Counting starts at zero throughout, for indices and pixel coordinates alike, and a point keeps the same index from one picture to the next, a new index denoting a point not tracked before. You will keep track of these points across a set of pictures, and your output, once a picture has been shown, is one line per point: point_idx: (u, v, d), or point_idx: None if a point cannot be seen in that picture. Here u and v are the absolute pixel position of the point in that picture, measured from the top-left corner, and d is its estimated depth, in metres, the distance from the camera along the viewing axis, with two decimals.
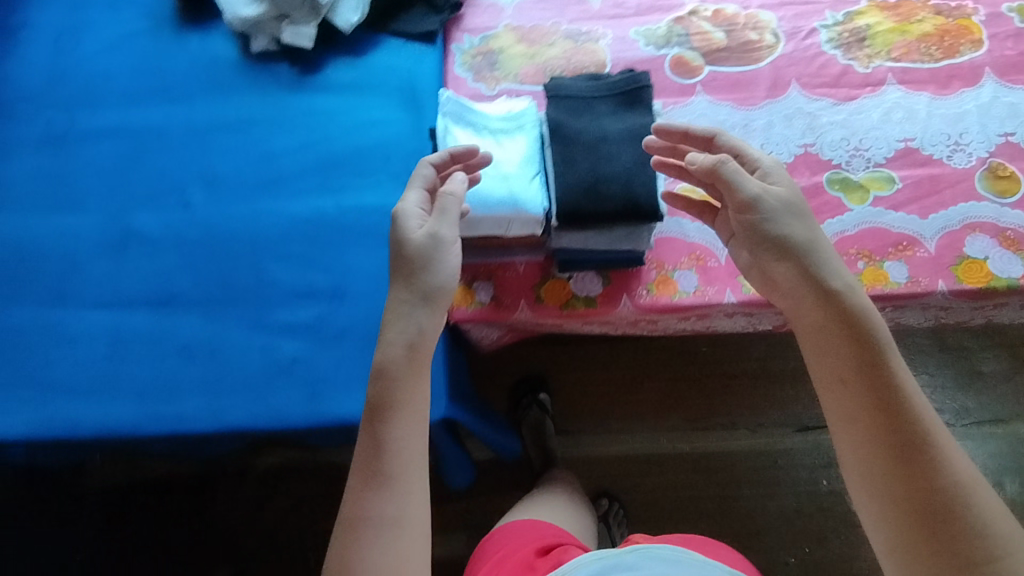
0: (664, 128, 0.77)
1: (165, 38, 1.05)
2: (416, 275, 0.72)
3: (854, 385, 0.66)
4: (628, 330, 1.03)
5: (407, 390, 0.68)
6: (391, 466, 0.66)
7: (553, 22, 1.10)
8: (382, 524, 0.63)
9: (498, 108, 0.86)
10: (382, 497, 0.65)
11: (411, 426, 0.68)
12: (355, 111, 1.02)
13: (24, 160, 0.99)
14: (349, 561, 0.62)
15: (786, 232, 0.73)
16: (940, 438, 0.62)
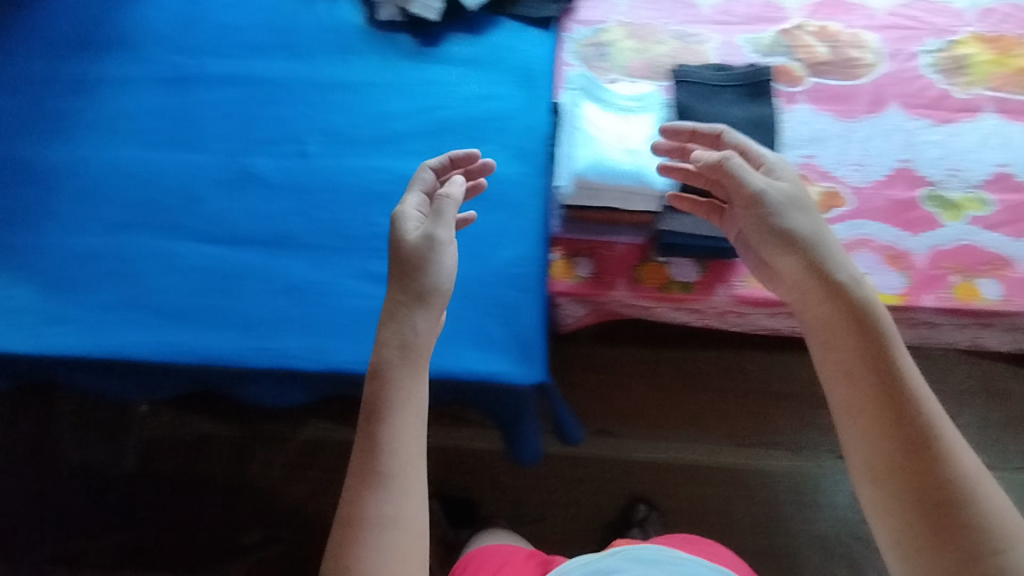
0: (672, 127, 0.80)
1: (295, 1, 1.11)
2: (412, 277, 0.78)
3: (857, 380, 0.66)
4: (713, 323, 1.04)
5: (392, 389, 0.73)
6: (389, 465, 0.70)
7: (663, 22, 1.14)
8: (379, 524, 0.68)
9: (625, 90, 0.89)
10: (377, 496, 0.69)
11: (405, 421, 0.72)
12: (471, 83, 1.05)
13: (153, 98, 1.04)
14: (350, 558, 0.67)
15: (794, 225, 0.73)
16: (943, 433, 0.62)
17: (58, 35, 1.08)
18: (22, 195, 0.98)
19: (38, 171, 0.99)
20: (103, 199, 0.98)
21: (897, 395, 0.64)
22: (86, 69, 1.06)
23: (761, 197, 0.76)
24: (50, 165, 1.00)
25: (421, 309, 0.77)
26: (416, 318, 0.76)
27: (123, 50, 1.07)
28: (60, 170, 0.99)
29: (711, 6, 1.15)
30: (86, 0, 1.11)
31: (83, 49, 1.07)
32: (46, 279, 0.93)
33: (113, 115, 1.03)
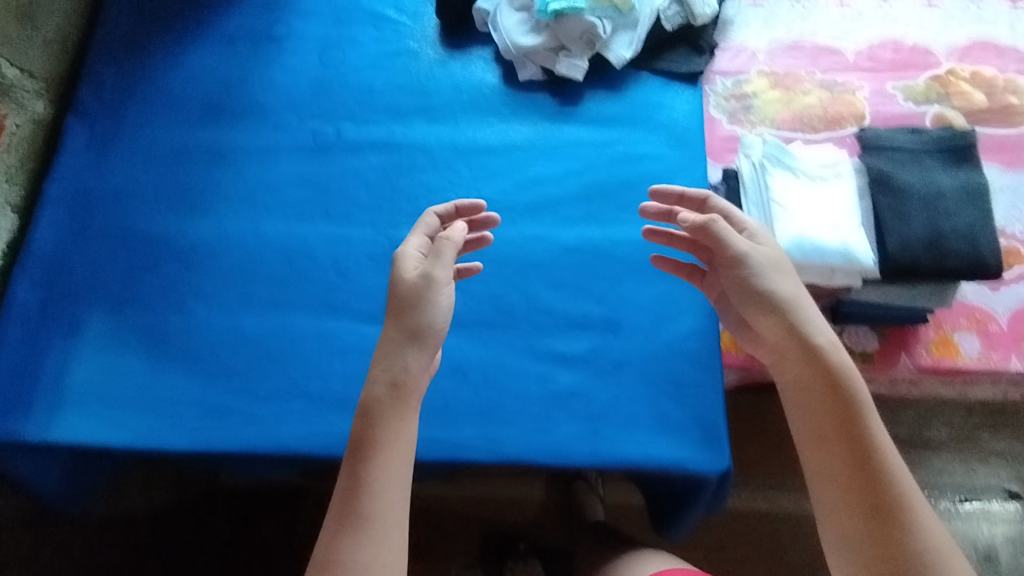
0: (660, 191, 0.82)
1: (429, 62, 1.07)
2: (406, 312, 0.73)
3: (833, 443, 0.67)
4: (882, 389, 0.99)
5: (379, 426, 0.69)
6: (370, 508, 0.66)
7: (807, 71, 1.09)
8: (351, 569, 0.63)
9: (809, 155, 0.84)
10: (358, 540, 0.64)
11: (389, 462, 0.68)
12: (619, 143, 1.01)
13: (292, 167, 1.01)
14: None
15: (773, 288, 0.72)
16: (911, 499, 0.63)
17: (191, 106, 1.06)
18: (164, 274, 0.94)
19: (179, 248, 0.96)
20: (250, 276, 0.94)
21: (865, 460, 0.65)
22: (222, 139, 1.03)
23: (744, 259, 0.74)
24: (191, 241, 0.96)
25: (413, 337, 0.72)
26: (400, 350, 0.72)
27: (260, 119, 1.05)
28: (201, 247, 0.96)
29: (856, 52, 1.10)
30: (214, 66, 1.08)
31: (219, 119, 1.05)
32: (201, 366, 0.89)
33: (253, 187, 1.00)
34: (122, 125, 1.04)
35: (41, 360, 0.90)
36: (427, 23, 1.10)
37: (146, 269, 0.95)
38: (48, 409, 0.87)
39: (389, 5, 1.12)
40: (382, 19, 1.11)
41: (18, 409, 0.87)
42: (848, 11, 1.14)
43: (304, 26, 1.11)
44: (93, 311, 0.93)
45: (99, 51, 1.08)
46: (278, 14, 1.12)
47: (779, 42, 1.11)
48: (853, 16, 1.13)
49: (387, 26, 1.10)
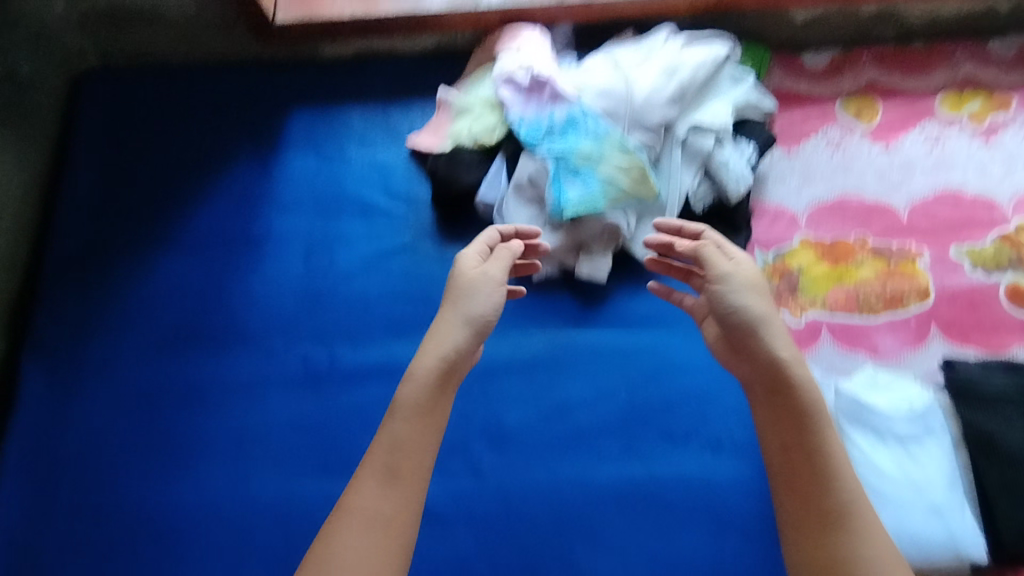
0: (662, 223, 0.76)
1: (429, 259, 0.94)
2: (459, 301, 0.68)
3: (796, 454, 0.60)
4: None
5: (423, 376, 0.63)
6: (399, 463, 0.60)
7: (857, 236, 0.96)
8: (371, 518, 0.57)
9: (894, 404, 0.71)
10: (384, 494, 0.58)
11: (425, 424, 0.62)
12: (654, 351, 0.88)
13: (283, 406, 0.88)
14: (327, 555, 0.55)
15: (747, 304, 0.66)
16: (867, 514, 0.57)
17: (160, 333, 0.93)
18: (142, 555, 0.82)
19: (158, 522, 0.83)
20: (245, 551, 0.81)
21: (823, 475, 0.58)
22: (200, 372, 0.91)
23: (726, 279, 0.68)
24: (172, 509, 0.84)
25: (460, 316, 0.67)
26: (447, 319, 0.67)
27: (243, 343, 0.92)
28: (184, 517, 0.83)
29: (908, 208, 0.97)
30: (185, 279, 0.95)
31: (195, 347, 0.92)
32: None
33: (241, 432, 0.87)
34: (88, 363, 0.92)
35: None
36: (423, 210, 0.96)
37: (123, 545, 0.83)
38: None
39: (378, 190, 0.98)
40: (371, 208, 0.97)
41: None
42: (896, 158, 1.00)
43: (284, 222, 0.98)
44: None
45: (57, 275, 0.96)
46: (253, 209, 0.99)
47: (821, 201, 0.99)
48: (902, 164, 0.99)
49: (378, 217, 0.97)
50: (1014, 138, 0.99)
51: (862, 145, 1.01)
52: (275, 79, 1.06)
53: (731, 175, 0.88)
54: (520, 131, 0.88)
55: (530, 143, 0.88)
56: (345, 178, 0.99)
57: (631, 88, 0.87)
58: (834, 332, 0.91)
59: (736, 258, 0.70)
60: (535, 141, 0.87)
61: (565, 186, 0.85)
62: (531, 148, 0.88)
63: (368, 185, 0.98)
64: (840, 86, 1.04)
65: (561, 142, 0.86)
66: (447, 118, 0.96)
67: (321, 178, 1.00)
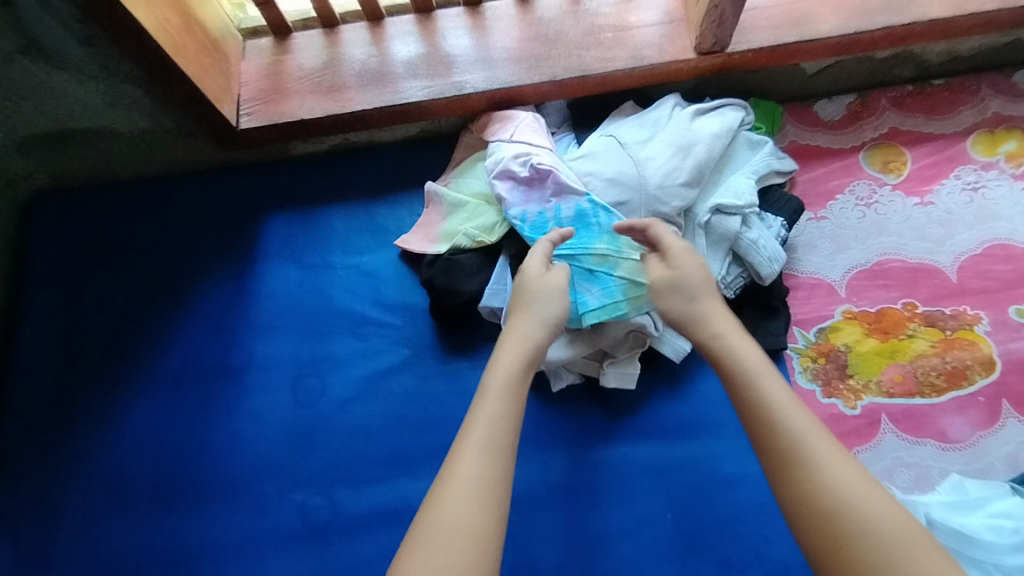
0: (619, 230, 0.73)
1: (434, 375, 0.84)
2: (531, 303, 0.68)
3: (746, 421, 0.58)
4: None
5: (513, 361, 0.63)
6: (495, 437, 0.57)
7: (905, 303, 0.87)
8: (470, 485, 0.54)
9: (994, 526, 0.61)
10: (484, 462, 0.55)
11: (513, 402, 0.60)
12: (699, 462, 0.77)
13: (282, 566, 0.77)
14: (425, 528, 0.52)
15: (669, 306, 0.67)
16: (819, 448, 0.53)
17: (135, 493, 0.81)
18: None
19: None
20: None
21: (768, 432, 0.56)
22: (184, 537, 0.79)
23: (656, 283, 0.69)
24: None
25: (533, 317, 0.67)
26: (521, 324, 0.67)
27: (231, 497, 0.80)
28: None
29: (956, 267, 0.88)
30: (162, 426, 0.84)
31: (177, 506, 0.80)
32: None
33: None
34: (54, 538, 0.80)
35: None
36: (421, 320, 0.86)
37: None
38: None
39: (369, 301, 0.88)
40: (364, 323, 0.87)
41: None
42: (934, 212, 0.91)
43: (268, 346, 0.87)
44: None
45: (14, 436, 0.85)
46: (231, 335, 0.88)
47: (860, 266, 0.89)
48: (942, 217, 0.91)
49: (372, 332, 0.87)
50: None
51: (893, 199, 0.93)
52: (246, 187, 0.96)
53: (762, 257, 0.79)
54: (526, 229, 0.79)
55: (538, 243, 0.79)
56: (332, 290, 0.89)
57: (645, 171, 0.78)
58: (894, 417, 0.81)
59: (667, 258, 0.69)
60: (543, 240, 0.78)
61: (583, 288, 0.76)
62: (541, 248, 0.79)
63: (358, 296, 0.89)
64: (861, 136, 0.97)
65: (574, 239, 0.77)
66: (439, 214, 0.86)
67: (306, 293, 0.90)
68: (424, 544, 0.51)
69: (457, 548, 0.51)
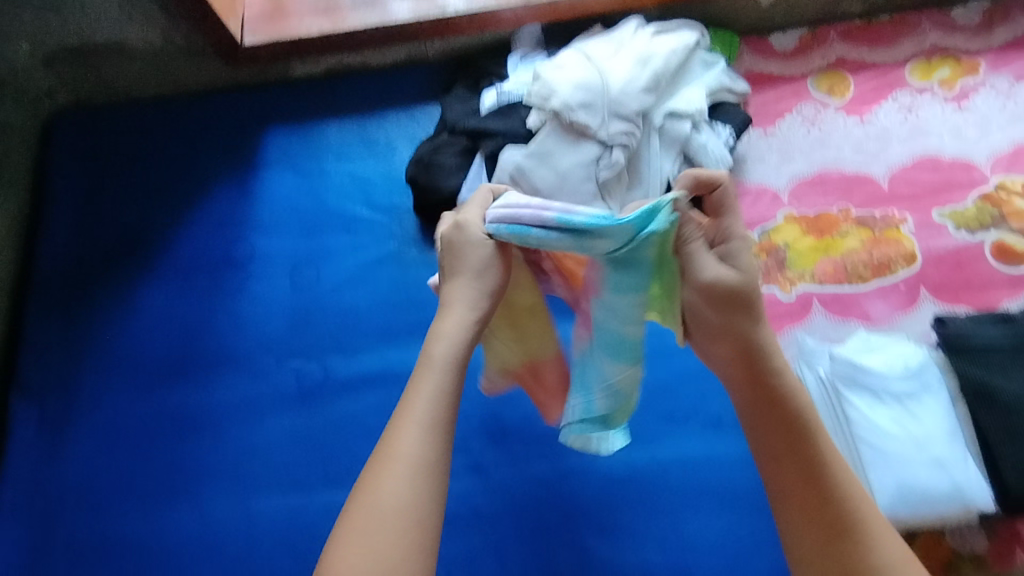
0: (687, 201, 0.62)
1: (415, 266, 0.94)
2: (457, 265, 0.65)
3: (786, 470, 0.58)
4: None
5: (451, 335, 0.62)
6: (435, 409, 0.59)
7: (840, 207, 0.97)
8: (411, 465, 0.57)
9: (889, 364, 0.71)
10: (424, 441, 0.58)
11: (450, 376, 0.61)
12: (647, 337, 0.88)
13: (280, 424, 0.87)
14: (367, 510, 0.55)
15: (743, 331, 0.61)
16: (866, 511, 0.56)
17: (147, 366, 0.91)
18: None
19: (160, 551, 0.82)
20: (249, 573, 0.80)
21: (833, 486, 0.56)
22: (192, 398, 0.89)
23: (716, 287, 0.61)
24: (174, 541, 0.82)
25: (466, 279, 0.64)
26: (456, 289, 0.65)
27: (233, 366, 0.91)
28: (189, 545, 0.82)
29: (888, 176, 0.98)
30: (172, 309, 0.94)
31: (185, 374, 0.90)
32: None
33: (239, 456, 0.86)
34: (75, 400, 0.90)
35: None
36: (407, 219, 0.97)
37: None
38: None
39: (360, 202, 0.98)
40: (355, 221, 0.97)
41: None
42: (872, 129, 1.01)
43: (267, 241, 0.97)
44: None
45: (40, 317, 0.94)
46: (233, 232, 0.98)
47: (802, 176, 0.99)
48: (878, 134, 1.01)
49: (361, 228, 0.97)
50: (985, 101, 1.01)
51: (836, 119, 1.02)
52: (248, 103, 1.06)
53: (709, 157, 0.89)
54: (537, 235, 0.63)
55: (579, 247, 0.62)
56: (326, 193, 0.99)
57: (606, 79, 0.87)
58: (825, 302, 0.91)
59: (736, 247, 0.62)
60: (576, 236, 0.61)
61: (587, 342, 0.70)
62: (583, 252, 0.63)
63: (350, 197, 0.99)
64: (810, 65, 1.07)
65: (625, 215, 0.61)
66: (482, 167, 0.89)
67: (302, 196, 0.99)
68: (365, 525, 0.55)
69: (394, 527, 0.55)
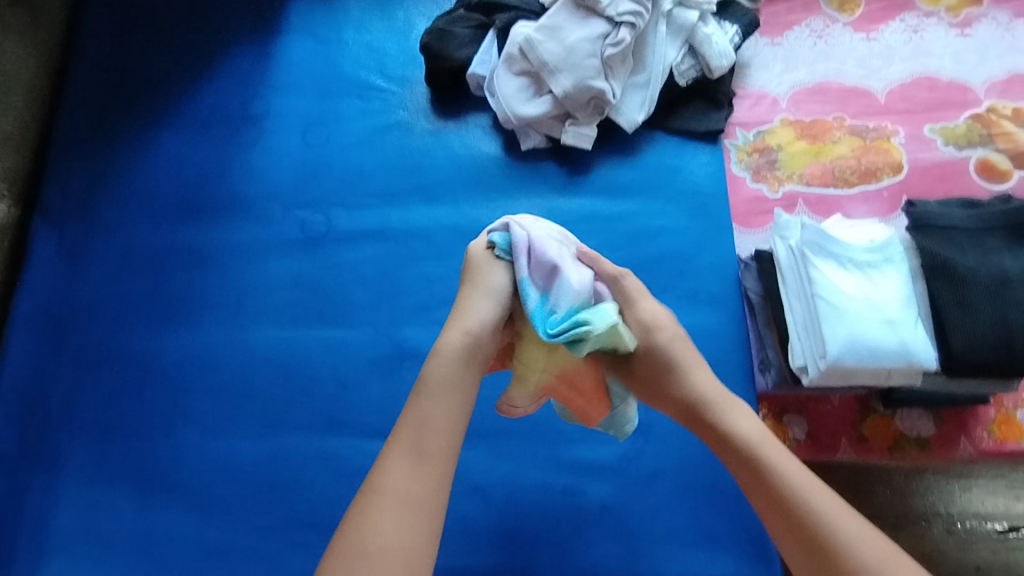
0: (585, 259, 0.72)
1: (422, 134, 0.98)
2: (470, 283, 0.69)
3: (769, 522, 0.61)
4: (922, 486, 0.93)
5: (454, 352, 0.64)
6: (429, 442, 0.59)
7: (836, 117, 1.00)
8: (401, 498, 0.56)
9: (855, 239, 0.76)
10: (414, 473, 0.57)
11: (444, 404, 0.62)
12: (635, 215, 0.92)
13: (283, 265, 0.92)
14: (359, 541, 0.53)
15: (674, 374, 0.67)
16: (837, 522, 0.58)
17: (162, 205, 0.96)
18: (149, 396, 0.87)
19: (165, 365, 0.88)
20: (245, 394, 0.86)
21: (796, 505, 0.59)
22: (204, 236, 0.95)
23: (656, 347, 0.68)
24: (178, 358, 0.88)
25: (479, 288, 0.68)
26: (470, 299, 0.67)
27: (242, 210, 0.96)
28: (190, 364, 0.88)
29: (886, 91, 1.01)
30: (189, 155, 0.99)
31: (197, 215, 0.96)
32: (196, 500, 0.81)
33: (242, 290, 0.91)
34: (94, 229, 0.95)
35: (19, 505, 0.82)
36: (418, 90, 1.00)
37: (131, 391, 0.87)
38: (36, 555, 0.80)
39: (374, 71, 1.02)
40: (368, 88, 1.01)
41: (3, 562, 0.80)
42: (876, 46, 1.04)
43: (283, 101, 1.02)
44: (75, 443, 0.85)
45: (63, 151, 0.99)
46: (251, 89, 1.02)
47: (803, 85, 1.02)
48: (882, 52, 1.03)
49: (373, 95, 1.01)
50: (987, 30, 1.03)
51: (843, 34, 1.05)
52: None
53: (713, 50, 0.93)
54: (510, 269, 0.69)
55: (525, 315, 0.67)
56: (342, 60, 1.03)
57: None
58: (809, 202, 0.95)
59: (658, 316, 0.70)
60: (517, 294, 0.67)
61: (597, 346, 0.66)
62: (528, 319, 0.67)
63: (365, 66, 1.03)
64: None
65: (555, 315, 0.66)
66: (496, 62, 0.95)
67: (320, 61, 1.03)
68: (351, 558, 0.53)
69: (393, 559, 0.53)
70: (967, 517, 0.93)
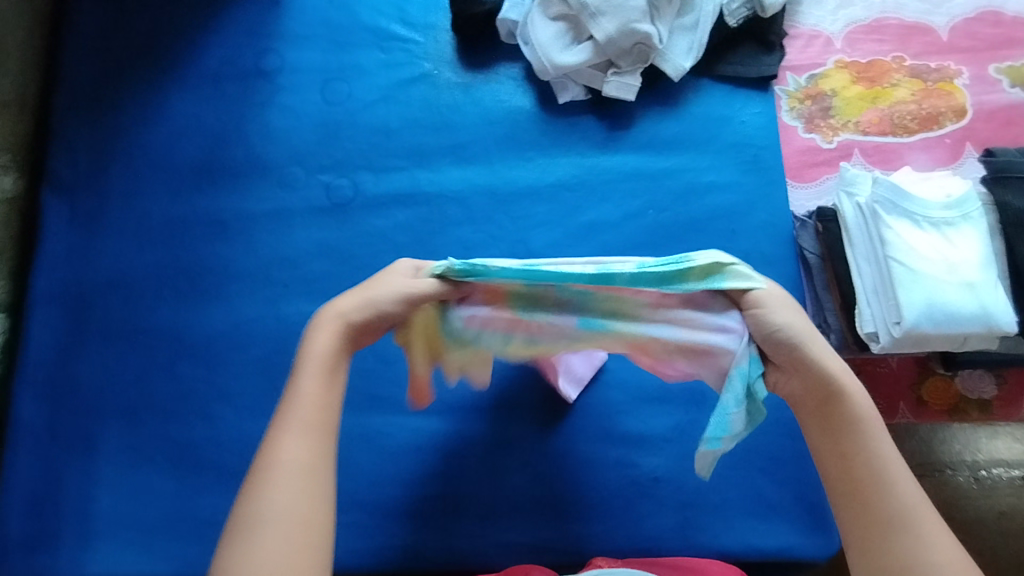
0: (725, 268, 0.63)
1: (449, 88, 0.91)
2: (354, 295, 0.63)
3: (848, 503, 0.57)
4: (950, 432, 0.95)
5: (331, 344, 0.61)
6: (314, 419, 0.58)
7: (894, 57, 0.93)
8: (290, 472, 0.55)
9: (931, 194, 0.70)
10: (301, 448, 0.56)
11: (324, 387, 0.59)
12: (683, 171, 0.86)
13: (309, 234, 0.87)
14: (251, 511, 0.54)
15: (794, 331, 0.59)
16: (924, 525, 0.55)
17: (176, 173, 0.90)
18: (180, 375, 0.83)
19: (193, 342, 0.84)
20: (279, 371, 0.83)
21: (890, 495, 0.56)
22: (223, 204, 0.89)
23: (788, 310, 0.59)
24: (207, 335, 0.85)
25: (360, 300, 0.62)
26: (345, 307, 0.61)
27: (262, 175, 0.90)
28: (219, 341, 0.84)
29: (948, 27, 0.93)
30: (201, 116, 0.92)
31: (214, 183, 0.90)
32: (237, 480, 0.79)
33: (268, 262, 0.87)
34: (107, 199, 0.90)
35: (57, 488, 0.81)
36: (443, 38, 0.93)
37: (161, 369, 0.84)
38: (80, 539, 0.78)
39: (394, 19, 0.94)
40: (389, 38, 0.94)
41: (47, 544, 0.78)
42: None
43: (298, 54, 0.94)
44: (107, 424, 0.82)
45: (66, 116, 0.92)
46: (263, 42, 0.95)
47: (859, 22, 0.94)
48: None
49: (395, 45, 0.93)
50: None
51: None
52: None
53: None
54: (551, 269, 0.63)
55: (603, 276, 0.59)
56: (359, 8, 0.95)
57: None
58: (866, 152, 0.89)
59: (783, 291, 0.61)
60: (617, 273, 0.59)
61: (731, 354, 0.60)
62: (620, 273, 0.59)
63: (384, 13, 0.95)
64: None
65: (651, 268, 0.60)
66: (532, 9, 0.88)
67: (335, 9, 0.95)
68: (245, 533, 0.52)
69: (281, 533, 0.52)
70: (993, 462, 0.95)
